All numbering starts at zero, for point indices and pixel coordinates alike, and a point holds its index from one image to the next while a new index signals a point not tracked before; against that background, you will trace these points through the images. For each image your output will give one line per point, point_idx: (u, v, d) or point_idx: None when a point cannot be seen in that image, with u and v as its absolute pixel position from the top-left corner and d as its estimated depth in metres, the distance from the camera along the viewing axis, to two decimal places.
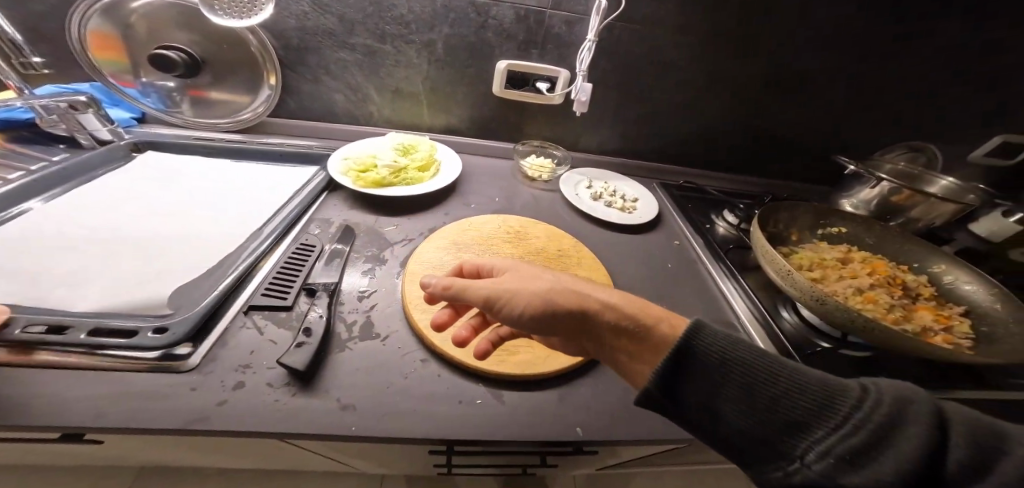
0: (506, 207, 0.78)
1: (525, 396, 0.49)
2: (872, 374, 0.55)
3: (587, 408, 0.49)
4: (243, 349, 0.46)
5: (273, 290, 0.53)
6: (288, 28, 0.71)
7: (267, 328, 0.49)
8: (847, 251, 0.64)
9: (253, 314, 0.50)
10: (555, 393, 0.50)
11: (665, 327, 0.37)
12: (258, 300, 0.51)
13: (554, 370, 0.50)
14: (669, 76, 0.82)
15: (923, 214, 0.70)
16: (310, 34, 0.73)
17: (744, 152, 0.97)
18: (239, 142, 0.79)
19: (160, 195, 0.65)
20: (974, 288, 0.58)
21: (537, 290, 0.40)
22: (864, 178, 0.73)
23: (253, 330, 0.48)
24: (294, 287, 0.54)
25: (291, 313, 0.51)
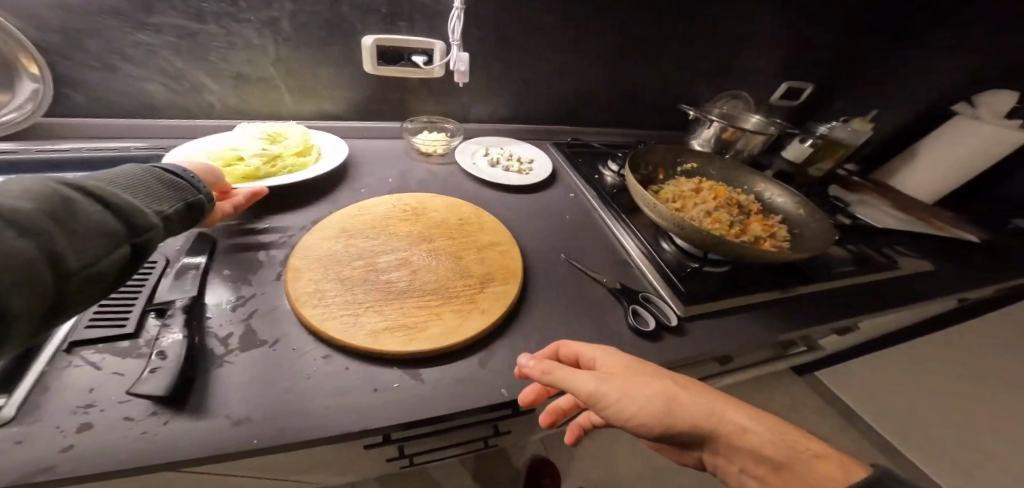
0: (401, 186, 0.75)
1: (445, 367, 0.48)
2: (731, 281, 0.67)
3: (508, 369, 0.49)
4: (79, 389, 0.37)
5: (103, 319, 0.43)
6: (34, 4, 0.57)
7: (105, 363, 0.40)
8: (699, 182, 0.76)
9: (82, 350, 0.40)
10: (475, 360, 0.49)
11: (823, 462, 0.32)
12: (84, 333, 0.41)
13: (468, 336, 0.49)
14: (539, 44, 0.86)
15: (744, 146, 0.87)
16: (80, 15, 0.60)
17: (618, 111, 1.07)
18: (11, 151, 0.62)
19: None
20: (783, 201, 0.74)
21: (653, 397, 0.37)
22: (702, 121, 0.87)
23: (87, 367, 0.39)
24: (135, 309, 0.44)
25: (138, 340, 0.42)
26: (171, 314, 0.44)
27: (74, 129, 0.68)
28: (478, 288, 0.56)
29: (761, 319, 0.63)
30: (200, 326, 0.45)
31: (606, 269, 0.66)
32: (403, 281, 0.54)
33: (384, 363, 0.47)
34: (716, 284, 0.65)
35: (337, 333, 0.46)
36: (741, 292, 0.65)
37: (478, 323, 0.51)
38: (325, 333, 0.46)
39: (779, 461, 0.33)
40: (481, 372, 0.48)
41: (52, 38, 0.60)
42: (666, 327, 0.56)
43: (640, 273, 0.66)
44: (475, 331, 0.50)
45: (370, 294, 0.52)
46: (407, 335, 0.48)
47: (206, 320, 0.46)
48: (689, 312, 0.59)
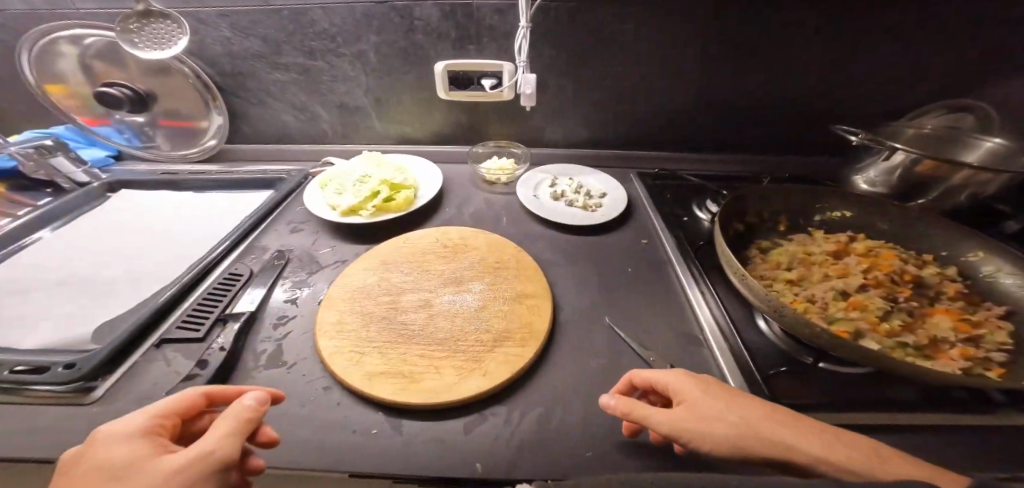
0: (455, 217, 0.73)
1: (429, 424, 0.42)
2: (886, 393, 0.41)
3: (494, 439, 0.41)
4: (148, 381, 0.43)
5: (189, 321, 0.50)
6: (216, 55, 0.74)
7: (173, 359, 0.46)
8: (846, 242, 0.51)
9: (166, 347, 0.47)
10: (462, 422, 0.43)
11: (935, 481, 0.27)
12: (172, 334, 0.48)
13: (462, 398, 0.43)
14: (623, 51, 0.74)
15: (965, 183, 0.54)
16: (240, 59, 0.75)
17: (737, 129, 0.83)
18: (200, 171, 0.83)
19: (131, 231, 0.69)
20: (1017, 283, 0.44)
21: (735, 420, 0.31)
22: (874, 149, 0.61)
23: (161, 363, 0.45)
24: (210, 318, 0.50)
25: (202, 344, 0.48)
26: (230, 326, 0.49)
27: (241, 155, 0.88)
28: (490, 349, 0.49)
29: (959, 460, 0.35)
30: (247, 339, 0.50)
31: (667, 346, 0.50)
32: (419, 324, 0.52)
33: (372, 405, 0.44)
34: (837, 393, 0.41)
35: (338, 368, 0.45)
36: (893, 411, 0.39)
37: (473, 388, 0.44)
38: (329, 365, 0.46)
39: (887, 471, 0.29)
40: (464, 439, 0.41)
41: (224, 80, 0.78)
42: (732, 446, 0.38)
43: (711, 357, 0.47)
44: (470, 397, 0.44)
45: (378, 331, 0.50)
46: (400, 384, 0.44)
47: (253, 338, 0.50)
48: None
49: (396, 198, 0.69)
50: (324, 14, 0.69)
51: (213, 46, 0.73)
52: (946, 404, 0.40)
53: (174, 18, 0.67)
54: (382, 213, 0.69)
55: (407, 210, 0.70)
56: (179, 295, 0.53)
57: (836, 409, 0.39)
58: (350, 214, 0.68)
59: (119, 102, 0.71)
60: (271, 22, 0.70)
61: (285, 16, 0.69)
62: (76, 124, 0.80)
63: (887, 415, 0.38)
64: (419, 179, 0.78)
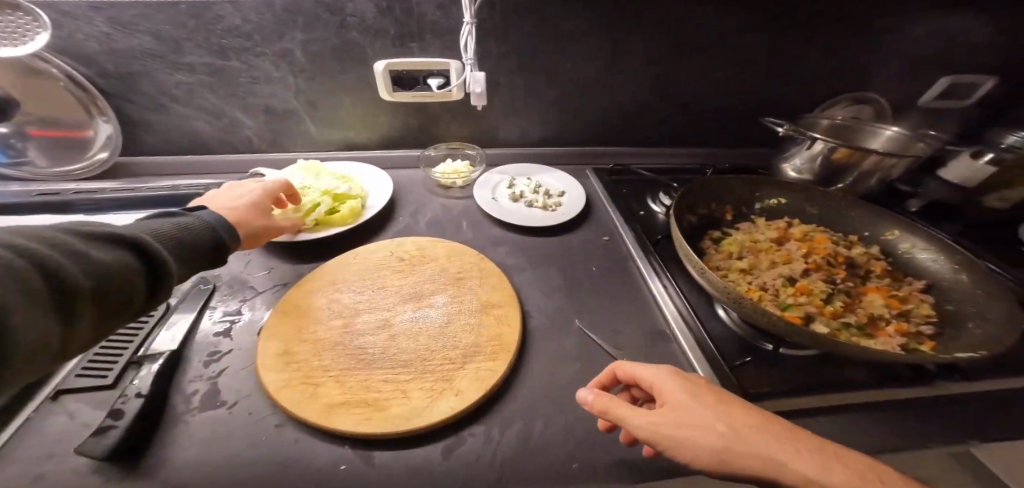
0: (410, 227, 0.68)
1: (403, 455, 0.39)
2: (834, 371, 0.45)
3: (478, 462, 0.39)
4: (46, 443, 0.35)
5: (92, 367, 0.40)
6: (94, 53, 0.62)
7: (80, 411, 0.38)
8: (785, 228, 0.55)
9: (67, 398, 0.38)
10: (439, 446, 0.40)
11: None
12: (72, 382, 0.39)
13: (438, 420, 0.40)
14: (569, 49, 0.74)
15: (874, 168, 0.61)
16: (127, 58, 0.63)
17: (680, 123, 0.87)
18: (94, 188, 0.69)
19: None
20: (931, 257, 0.50)
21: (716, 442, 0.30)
22: (798, 139, 0.66)
23: (63, 418, 0.37)
24: (121, 359, 0.41)
25: (116, 391, 0.39)
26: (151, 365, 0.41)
27: (146, 168, 0.75)
28: (460, 366, 0.46)
29: (888, 433, 0.40)
30: (174, 379, 0.41)
31: (634, 342, 0.51)
32: (379, 346, 0.47)
33: (336, 439, 0.40)
34: (795, 376, 0.44)
35: (290, 403, 0.40)
36: (841, 389, 0.42)
37: (446, 409, 0.41)
38: (277, 401, 0.40)
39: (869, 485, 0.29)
40: (443, 466, 0.38)
41: (109, 83, 0.66)
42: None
43: (679, 351, 0.49)
44: (442, 420, 0.41)
45: (333, 359, 0.45)
46: (364, 414, 0.40)
47: (183, 379, 0.42)
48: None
49: (340, 210, 0.63)
50: (234, 11, 0.61)
51: (88, 44, 0.61)
52: (894, 379, 0.44)
53: (29, 10, 0.51)
54: (324, 228, 0.62)
55: (354, 222, 0.63)
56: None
57: (795, 393, 0.42)
58: (288, 230, 0.61)
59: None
60: (165, 17, 0.60)
61: (182, 10, 0.60)
62: None
63: (841, 396, 0.42)
64: (366, 186, 0.72)
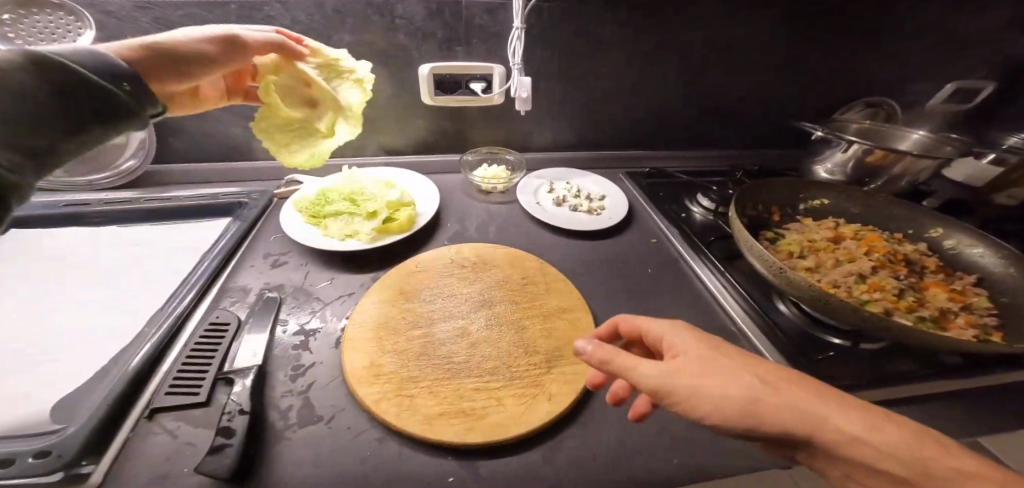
0: (459, 233, 0.69)
1: (509, 462, 0.38)
2: (898, 362, 0.48)
3: (584, 464, 0.38)
4: (152, 462, 0.35)
5: (181, 383, 0.40)
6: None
7: (180, 430, 0.37)
8: (835, 227, 0.58)
9: (162, 417, 0.38)
10: (543, 451, 0.39)
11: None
12: (163, 400, 0.39)
13: (542, 423, 0.40)
14: (609, 54, 0.75)
15: (905, 170, 0.65)
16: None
17: (705, 127, 0.91)
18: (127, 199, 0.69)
19: (58, 292, 0.56)
20: (982, 252, 0.53)
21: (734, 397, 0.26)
22: (834, 142, 0.69)
23: (163, 437, 0.37)
24: (209, 376, 0.41)
25: (211, 409, 0.39)
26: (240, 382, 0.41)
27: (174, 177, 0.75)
28: (546, 370, 0.46)
29: (958, 418, 0.43)
30: (264, 397, 0.42)
31: None
32: (460, 355, 0.47)
33: (437, 450, 0.39)
34: (869, 368, 0.46)
35: (393, 418, 0.39)
36: (912, 379, 0.45)
37: (545, 414, 0.41)
38: (377, 414, 0.40)
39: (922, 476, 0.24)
40: (550, 469, 0.38)
41: None
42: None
43: (750, 348, 0.50)
44: (542, 427, 0.40)
45: (425, 371, 0.45)
46: (465, 424, 0.40)
47: (270, 394, 0.42)
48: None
49: (397, 218, 0.64)
50: (284, 11, 0.61)
51: (132, 45, 0.61)
52: (939, 367, 0.47)
53: (73, 10, 0.54)
54: (383, 236, 0.63)
55: (411, 230, 0.64)
56: (157, 354, 0.44)
57: (874, 385, 0.44)
58: (349, 239, 0.62)
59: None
60: (213, 17, 0.60)
61: (231, 10, 0.60)
62: None
63: (920, 387, 0.44)
64: (412, 193, 0.73)
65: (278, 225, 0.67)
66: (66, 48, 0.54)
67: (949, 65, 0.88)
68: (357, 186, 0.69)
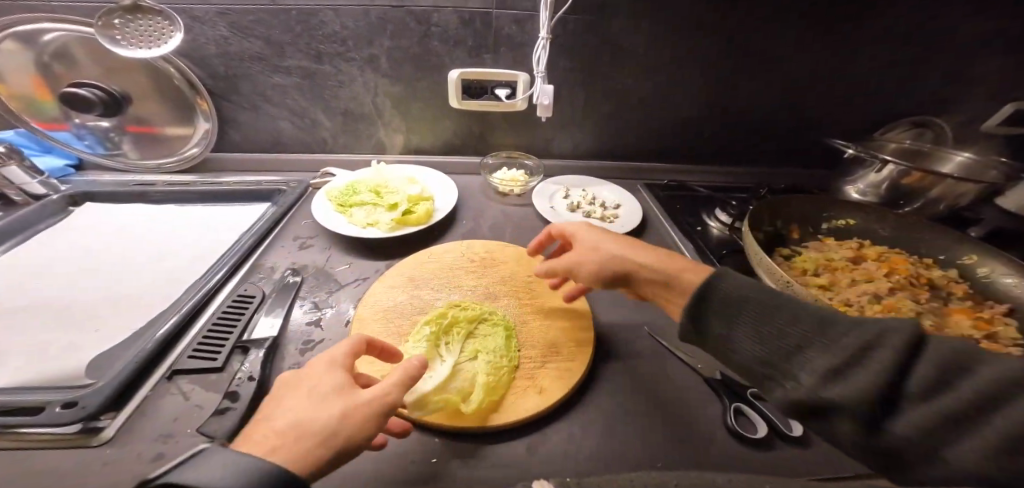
0: (474, 230, 0.72)
1: (488, 451, 0.40)
2: None
3: (561, 459, 0.39)
4: (165, 418, 0.39)
5: (202, 349, 0.46)
6: (209, 55, 0.71)
7: (193, 392, 0.42)
8: (858, 248, 0.58)
9: (179, 379, 0.43)
10: (523, 444, 0.40)
11: (689, 275, 0.41)
12: (184, 364, 0.44)
13: (525, 416, 0.41)
14: (633, 66, 0.77)
15: (943, 195, 0.61)
16: (236, 60, 0.72)
17: (730, 142, 0.90)
18: (186, 182, 0.79)
19: (112, 260, 0.63)
20: (1016, 282, 0.51)
21: (595, 262, 0.47)
22: (867, 162, 0.66)
23: (177, 397, 0.41)
24: (227, 344, 0.47)
25: (223, 374, 0.44)
26: (253, 353, 0.46)
27: (225, 164, 0.84)
28: (539, 365, 0.47)
29: None
30: (273, 367, 0.46)
31: (701, 352, 0.51)
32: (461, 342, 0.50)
33: (428, 429, 0.41)
34: None
35: None
36: None
37: (533, 404, 0.43)
38: None
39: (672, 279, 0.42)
40: (528, 460, 0.39)
41: (213, 83, 0.74)
42: (786, 437, 0.40)
43: None
44: (532, 416, 0.42)
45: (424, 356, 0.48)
46: (456, 405, 0.42)
47: (282, 362, 0.46)
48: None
49: (415, 211, 0.68)
50: (335, 17, 0.68)
51: (207, 46, 0.70)
52: None
53: (168, 15, 0.64)
54: (400, 227, 0.67)
55: (427, 224, 0.68)
56: (185, 323, 0.49)
57: None
58: (370, 228, 0.66)
59: (89, 103, 0.67)
60: (276, 22, 0.68)
61: (292, 16, 0.68)
62: (30, 129, 0.73)
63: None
64: (432, 190, 0.77)
65: (308, 212, 0.73)
66: (161, 50, 0.64)
67: (1007, 86, 0.82)
68: (384, 180, 0.74)
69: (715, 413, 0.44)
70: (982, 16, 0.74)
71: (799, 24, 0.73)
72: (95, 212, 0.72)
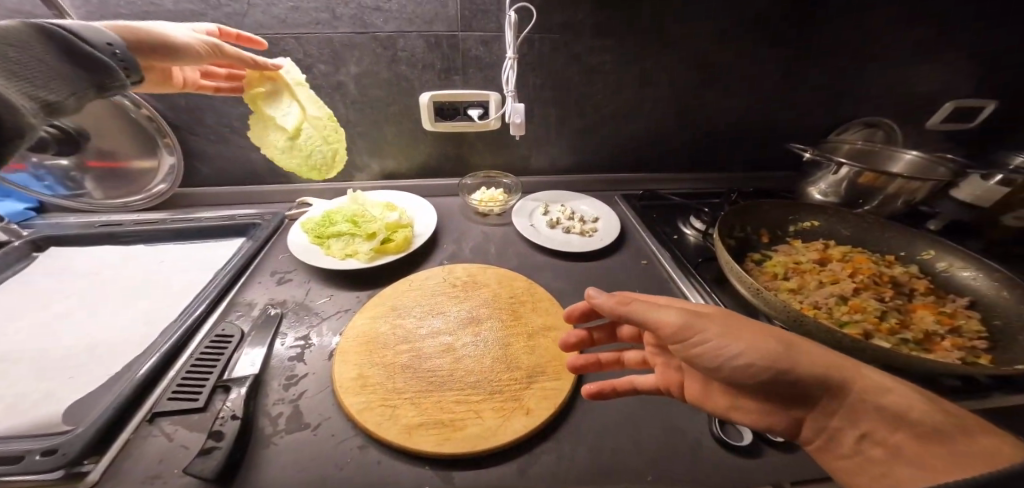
0: (455, 253, 0.72)
1: (480, 475, 0.39)
2: None
3: (552, 478, 0.39)
4: (148, 462, 0.38)
5: (182, 389, 0.44)
6: None
7: (177, 433, 0.41)
8: (824, 248, 0.61)
9: (162, 420, 0.42)
10: (515, 466, 0.40)
11: (987, 441, 0.28)
12: (164, 405, 0.43)
13: (517, 436, 0.41)
14: (600, 80, 0.79)
15: (898, 191, 0.64)
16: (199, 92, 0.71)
17: (699, 149, 0.93)
18: (157, 219, 0.77)
19: (79, 304, 0.61)
20: (972, 274, 0.55)
21: (744, 351, 0.35)
22: (824, 164, 0.69)
23: (161, 439, 0.40)
24: (209, 383, 0.45)
25: (206, 414, 0.43)
26: (236, 390, 0.45)
27: (197, 198, 0.82)
28: (526, 384, 0.48)
29: None
30: (257, 405, 0.44)
31: None
32: (446, 369, 0.49)
33: (417, 462, 0.40)
34: None
35: (373, 427, 0.42)
36: None
37: (519, 427, 0.42)
38: (360, 424, 0.42)
39: (932, 429, 0.29)
40: (519, 482, 0.39)
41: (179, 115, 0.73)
42: (770, 443, 0.41)
43: None
44: (520, 438, 0.42)
45: (413, 384, 0.47)
46: (441, 434, 0.41)
47: (265, 400, 0.45)
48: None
49: (395, 238, 0.68)
50: (299, 45, 0.68)
51: None
52: (937, 391, 0.46)
53: None
54: (380, 256, 0.68)
55: (407, 250, 0.69)
56: (163, 364, 0.48)
57: None
58: (349, 258, 0.66)
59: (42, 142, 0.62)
60: (236, 52, 0.67)
61: (252, 45, 0.67)
62: None
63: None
64: (411, 215, 0.77)
65: (286, 244, 0.72)
66: None
67: (947, 85, 0.88)
68: (362, 208, 0.74)
69: (702, 422, 0.45)
70: (920, 20, 0.79)
71: (752, 32, 0.77)
72: (61, 255, 0.69)
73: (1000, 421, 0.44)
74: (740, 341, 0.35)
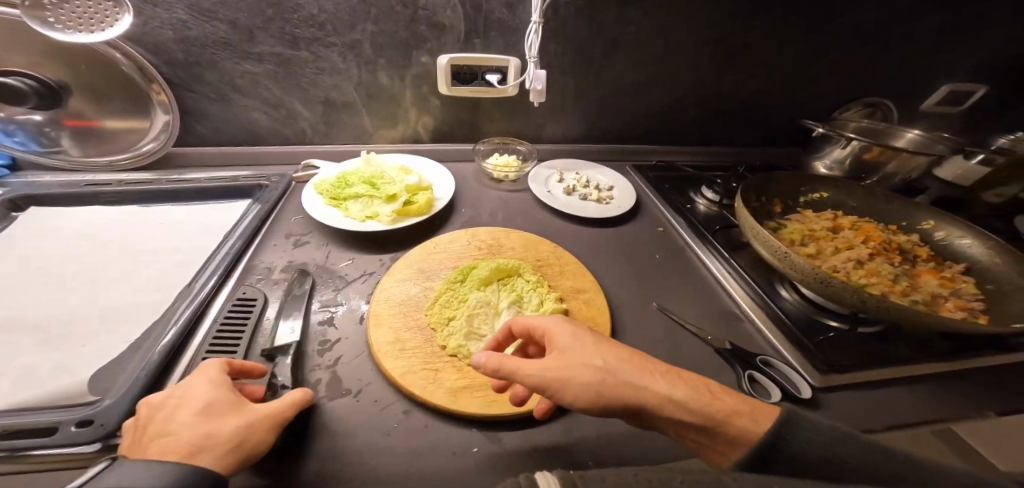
0: (473, 219, 0.72)
1: (529, 434, 0.41)
2: (889, 351, 0.52)
3: (597, 433, 0.41)
4: None
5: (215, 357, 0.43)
6: (168, 41, 0.64)
7: None
8: (835, 219, 0.65)
9: None
10: (561, 425, 0.42)
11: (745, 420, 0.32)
12: None
13: None
14: (621, 51, 0.78)
15: (898, 169, 0.69)
16: (198, 47, 0.65)
17: (709, 124, 0.94)
18: (149, 180, 0.71)
19: (75, 269, 0.56)
20: (969, 243, 0.59)
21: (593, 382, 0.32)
22: (833, 139, 0.72)
23: None
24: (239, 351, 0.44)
25: None
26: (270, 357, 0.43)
27: (193, 158, 0.77)
28: None
29: (929, 397, 0.48)
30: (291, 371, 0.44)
31: (709, 321, 0.55)
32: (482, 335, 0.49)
33: (464, 423, 0.41)
34: (867, 348, 0.52)
35: (418, 390, 0.42)
36: (906, 360, 0.50)
37: None
38: (404, 386, 0.43)
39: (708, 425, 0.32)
40: (569, 440, 0.40)
41: (175, 72, 0.67)
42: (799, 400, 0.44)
43: (754, 329, 0.54)
44: None
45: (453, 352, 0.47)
46: (488, 396, 0.42)
47: (301, 365, 0.44)
48: (824, 382, 0.46)
49: (416, 201, 0.67)
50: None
51: (163, 31, 0.63)
52: (929, 354, 0.52)
53: None
54: (401, 219, 0.66)
55: (428, 213, 0.67)
56: (185, 332, 0.46)
57: (868, 363, 0.49)
58: (369, 221, 0.64)
59: (20, 96, 0.59)
60: (243, 4, 0.62)
61: None
62: None
63: (910, 365, 0.49)
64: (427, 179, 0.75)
65: (297, 207, 0.69)
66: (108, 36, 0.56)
67: (941, 71, 0.92)
68: (377, 171, 0.72)
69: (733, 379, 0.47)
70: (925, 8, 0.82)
71: (772, 13, 0.77)
72: (43, 218, 0.64)
73: (968, 377, 0.51)
74: (586, 353, 0.34)
